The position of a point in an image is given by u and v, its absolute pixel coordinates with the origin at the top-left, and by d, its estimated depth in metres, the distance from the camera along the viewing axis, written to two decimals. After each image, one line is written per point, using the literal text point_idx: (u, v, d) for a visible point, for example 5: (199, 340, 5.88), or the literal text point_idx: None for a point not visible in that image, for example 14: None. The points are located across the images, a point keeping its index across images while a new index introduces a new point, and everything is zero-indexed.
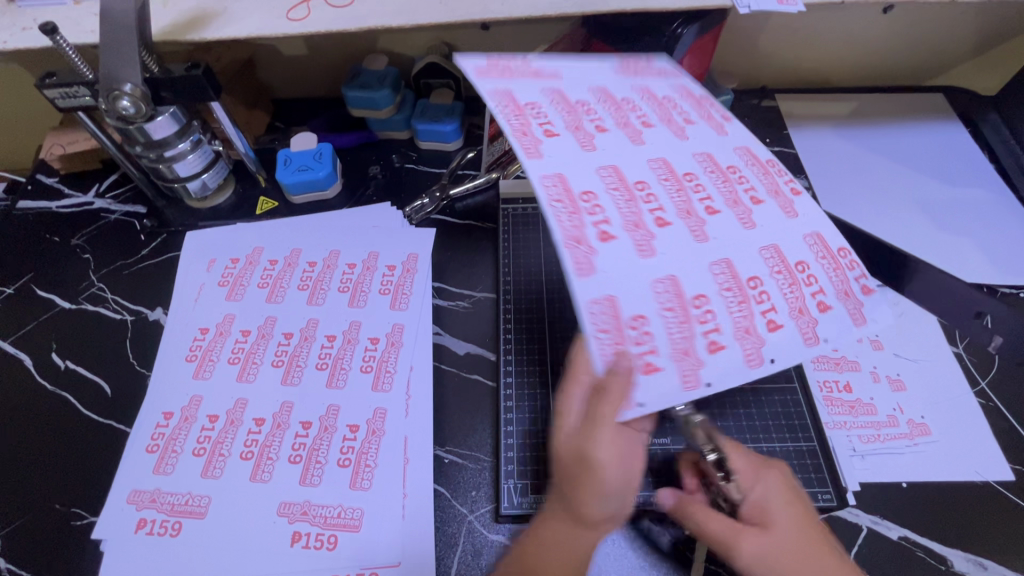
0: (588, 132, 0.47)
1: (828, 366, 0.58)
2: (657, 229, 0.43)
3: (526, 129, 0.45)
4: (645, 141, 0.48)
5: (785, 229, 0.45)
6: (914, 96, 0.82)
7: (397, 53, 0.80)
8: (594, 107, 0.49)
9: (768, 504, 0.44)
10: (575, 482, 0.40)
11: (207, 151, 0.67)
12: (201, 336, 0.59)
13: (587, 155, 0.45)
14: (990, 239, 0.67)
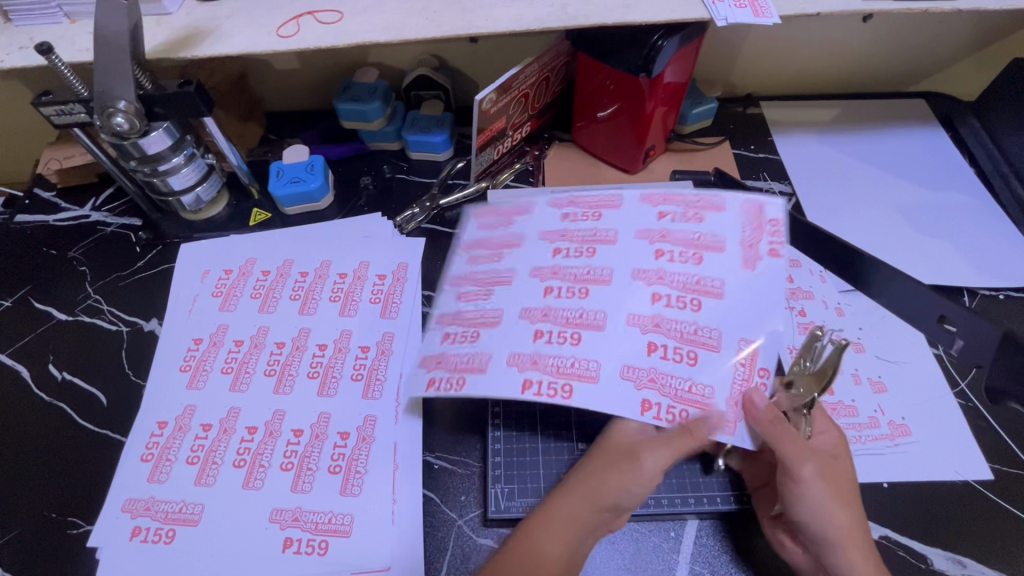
0: (547, 222, 0.57)
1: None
2: (540, 283, 0.53)
3: (511, 209, 0.59)
4: (591, 251, 0.54)
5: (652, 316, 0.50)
6: (895, 102, 0.84)
7: (387, 66, 0.82)
8: (595, 210, 0.57)
9: (838, 450, 0.49)
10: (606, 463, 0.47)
11: (201, 165, 0.69)
12: (195, 347, 0.60)
13: (537, 229, 0.57)
14: (969, 242, 0.68)
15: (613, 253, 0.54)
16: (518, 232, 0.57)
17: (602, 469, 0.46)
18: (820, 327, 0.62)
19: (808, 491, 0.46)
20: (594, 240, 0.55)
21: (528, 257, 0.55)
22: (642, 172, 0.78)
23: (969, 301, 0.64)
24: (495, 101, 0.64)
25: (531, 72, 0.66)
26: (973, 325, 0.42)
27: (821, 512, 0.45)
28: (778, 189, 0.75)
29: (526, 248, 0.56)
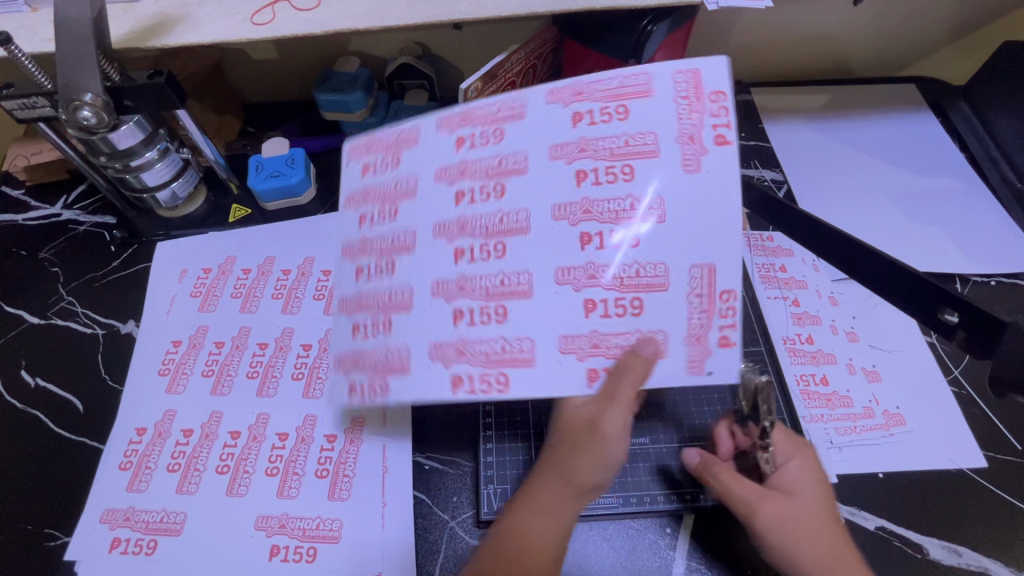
0: (556, 130, 0.45)
1: (805, 360, 0.58)
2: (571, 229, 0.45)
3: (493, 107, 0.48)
4: (630, 172, 0.44)
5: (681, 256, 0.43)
6: (885, 87, 0.83)
7: (369, 54, 0.79)
8: (618, 100, 0.45)
9: (801, 483, 0.45)
10: (567, 446, 0.43)
11: (176, 160, 0.66)
12: (174, 349, 0.58)
13: (547, 136, 0.45)
14: (961, 228, 0.68)
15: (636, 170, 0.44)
16: (498, 138, 0.47)
17: (567, 453, 0.43)
18: (814, 316, 0.61)
19: (771, 534, 0.43)
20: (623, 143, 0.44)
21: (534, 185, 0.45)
22: None
23: (961, 288, 0.64)
24: (481, 90, 0.62)
25: (517, 60, 0.65)
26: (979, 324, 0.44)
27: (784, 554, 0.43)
28: (769, 177, 0.74)
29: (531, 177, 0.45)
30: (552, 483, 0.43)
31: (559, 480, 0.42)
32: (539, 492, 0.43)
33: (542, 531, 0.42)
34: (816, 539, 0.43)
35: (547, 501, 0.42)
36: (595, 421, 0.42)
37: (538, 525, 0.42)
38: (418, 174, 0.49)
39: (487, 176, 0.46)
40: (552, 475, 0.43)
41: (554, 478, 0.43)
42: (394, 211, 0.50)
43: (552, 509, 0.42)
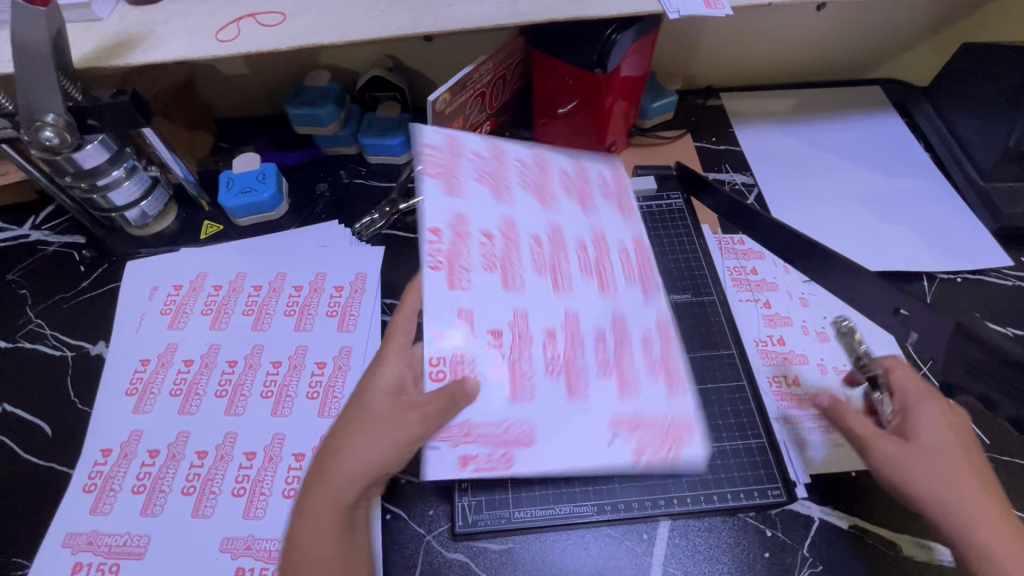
0: (579, 232, 0.54)
1: (776, 361, 0.59)
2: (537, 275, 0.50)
3: (593, 261, 0.52)
4: (584, 250, 0.53)
5: (587, 306, 0.50)
6: (852, 90, 0.84)
7: (341, 67, 0.79)
8: (618, 200, 0.57)
9: (925, 431, 0.43)
10: (337, 442, 0.42)
11: (144, 177, 0.65)
12: (141, 368, 0.57)
13: (590, 317, 0.50)
14: (928, 228, 0.69)
15: (579, 304, 0.50)
16: (547, 204, 0.54)
17: (338, 449, 0.42)
18: (785, 317, 0.62)
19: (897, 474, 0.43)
20: (605, 348, 0.48)
21: (552, 311, 0.49)
22: None
23: (928, 285, 0.65)
24: (450, 101, 0.63)
25: (485, 70, 0.66)
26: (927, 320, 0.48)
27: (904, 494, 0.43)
28: (740, 180, 0.75)
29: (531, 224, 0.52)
30: (314, 496, 0.41)
31: (329, 493, 0.41)
32: (307, 501, 0.41)
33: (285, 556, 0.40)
34: (950, 482, 0.41)
35: (331, 502, 0.41)
36: (374, 421, 0.43)
37: (313, 539, 0.40)
38: (501, 161, 0.55)
39: (522, 214, 0.53)
40: (313, 484, 0.41)
41: (349, 478, 0.41)
42: (449, 156, 0.52)
43: (350, 508, 0.41)
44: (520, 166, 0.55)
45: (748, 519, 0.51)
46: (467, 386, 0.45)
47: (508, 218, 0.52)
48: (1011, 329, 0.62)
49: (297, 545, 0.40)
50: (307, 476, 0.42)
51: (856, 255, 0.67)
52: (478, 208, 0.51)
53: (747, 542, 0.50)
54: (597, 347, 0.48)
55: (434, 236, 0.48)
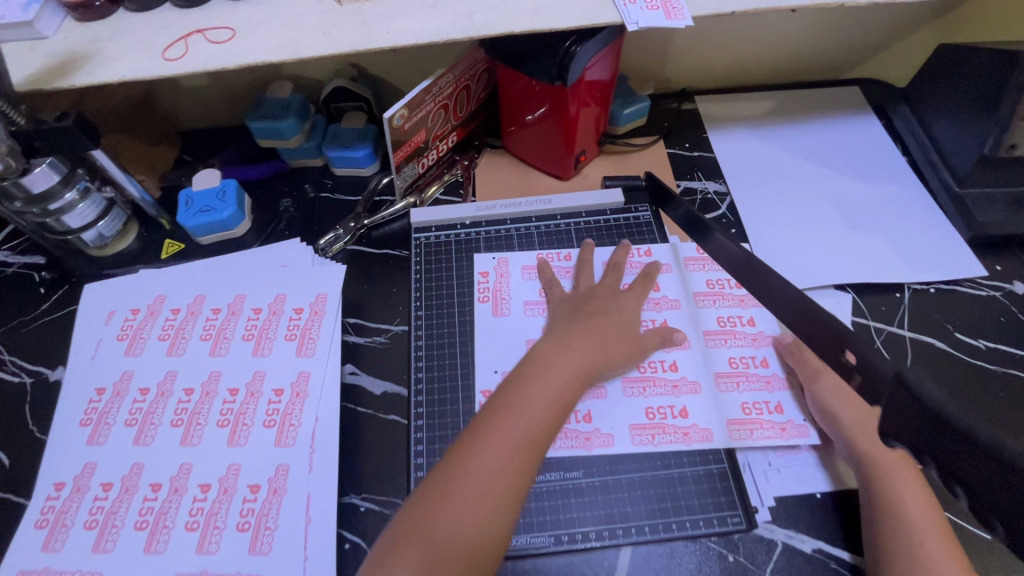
0: (697, 368, 0.57)
1: (757, 386, 0.56)
2: (643, 399, 0.54)
3: (683, 430, 0.53)
4: (675, 365, 0.57)
5: (631, 407, 0.54)
6: (830, 91, 0.82)
7: (304, 77, 0.77)
8: (760, 352, 0.58)
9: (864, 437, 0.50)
10: (522, 374, 0.48)
11: (100, 199, 0.64)
12: (96, 398, 0.56)
13: (623, 419, 0.53)
14: (902, 236, 0.67)
15: (607, 411, 0.53)
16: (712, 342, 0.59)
17: (524, 377, 0.48)
18: (769, 336, 0.59)
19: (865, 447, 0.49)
20: (563, 440, 0.52)
21: (610, 420, 0.53)
22: (575, 178, 0.75)
23: (900, 296, 0.64)
24: (408, 116, 0.62)
25: (445, 82, 0.64)
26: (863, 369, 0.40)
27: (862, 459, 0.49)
28: (712, 189, 0.73)
29: (695, 351, 0.58)
30: (503, 414, 0.46)
31: (507, 415, 0.45)
32: (492, 418, 0.46)
33: (463, 455, 0.44)
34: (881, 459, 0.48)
35: (520, 420, 0.45)
36: (564, 359, 0.49)
37: (488, 446, 0.44)
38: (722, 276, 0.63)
39: (682, 323, 0.60)
40: (505, 401, 0.46)
41: (493, 459, 0.43)
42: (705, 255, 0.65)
43: (529, 433, 0.45)
44: (730, 295, 0.62)
45: (712, 543, 0.50)
46: (620, 360, 0.52)
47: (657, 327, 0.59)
48: (984, 342, 0.60)
49: (469, 454, 0.44)
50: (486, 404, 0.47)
51: (827, 266, 0.65)
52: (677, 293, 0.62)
53: (709, 567, 0.49)
54: (575, 417, 0.53)
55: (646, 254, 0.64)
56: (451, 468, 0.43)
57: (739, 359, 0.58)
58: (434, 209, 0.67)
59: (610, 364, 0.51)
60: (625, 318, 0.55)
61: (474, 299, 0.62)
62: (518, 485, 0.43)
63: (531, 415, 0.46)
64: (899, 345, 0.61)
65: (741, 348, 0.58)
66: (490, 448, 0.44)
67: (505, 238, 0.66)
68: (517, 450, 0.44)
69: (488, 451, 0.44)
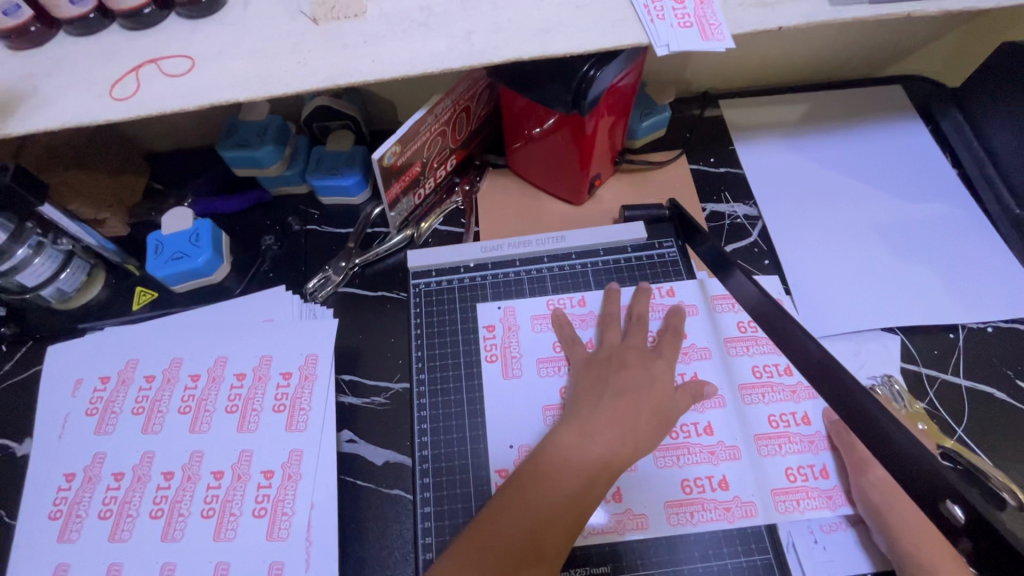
0: (734, 431, 0.49)
1: (801, 447, 0.49)
2: (677, 473, 0.48)
3: (724, 505, 0.46)
4: (710, 429, 0.50)
5: (665, 482, 0.47)
6: (868, 91, 0.74)
7: (281, 94, 0.69)
8: (801, 409, 0.51)
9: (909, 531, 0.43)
10: (535, 467, 0.43)
11: (56, 252, 0.57)
12: (66, 485, 0.50)
13: (657, 496, 0.47)
14: (954, 266, 0.61)
15: (639, 488, 0.47)
16: (747, 398, 0.51)
17: (537, 473, 0.43)
18: (810, 387, 0.52)
19: (917, 551, 0.42)
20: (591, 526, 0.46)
21: (643, 498, 0.47)
22: (588, 202, 0.68)
23: (954, 337, 0.57)
24: (401, 152, 0.54)
25: (443, 105, 0.56)
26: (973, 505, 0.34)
27: (911, 562, 0.42)
28: (741, 212, 0.66)
29: (730, 409, 0.50)
30: (506, 516, 0.41)
31: (511, 518, 0.41)
32: (492, 519, 0.41)
33: (455, 559, 0.40)
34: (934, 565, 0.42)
35: (520, 526, 0.41)
36: (584, 452, 0.43)
37: (483, 551, 0.40)
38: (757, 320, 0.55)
39: (714, 376, 0.52)
40: (512, 499, 0.42)
41: (542, 498, 0.42)
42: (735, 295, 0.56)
43: (583, 482, 0.42)
44: (766, 339, 0.54)
45: None
46: (654, 441, 0.46)
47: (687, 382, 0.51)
48: None
49: (528, 488, 0.42)
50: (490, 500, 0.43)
51: (873, 304, 0.59)
52: (706, 340, 0.54)
53: None
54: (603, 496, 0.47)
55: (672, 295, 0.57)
56: (439, 571, 0.40)
57: (780, 417, 0.50)
58: (431, 249, 0.60)
59: (637, 456, 0.45)
60: (658, 392, 0.48)
61: (479, 358, 0.55)
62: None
63: (586, 465, 0.43)
64: (954, 396, 0.55)
65: (780, 405, 0.51)
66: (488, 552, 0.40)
67: (514, 282, 0.58)
68: (514, 560, 0.40)
69: (538, 496, 0.42)
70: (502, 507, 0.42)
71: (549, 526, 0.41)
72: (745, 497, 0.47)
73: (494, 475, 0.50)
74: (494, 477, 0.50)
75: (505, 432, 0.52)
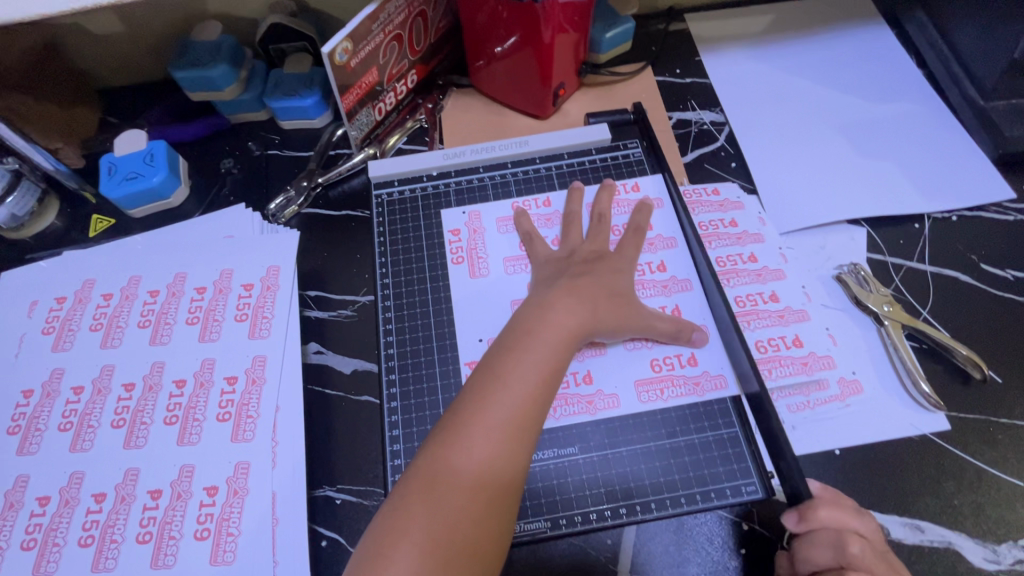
0: (701, 309, 0.51)
1: (769, 322, 0.51)
2: (645, 354, 0.48)
3: (694, 380, 0.47)
4: (678, 310, 0.51)
5: (631, 362, 0.48)
6: (835, 1, 0.73)
7: (234, 16, 0.67)
8: (768, 288, 0.53)
9: None
10: (506, 344, 0.42)
11: (2, 172, 0.56)
12: (24, 402, 0.49)
13: (626, 376, 0.47)
14: (920, 161, 0.60)
15: (607, 370, 0.48)
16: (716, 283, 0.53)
17: (506, 349, 0.42)
18: (775, 270, 0.54)
19: None
20: (562, 408, 0.46)
21: (613, 378, 0.47)
22: (554, 116, 0.66)
23: (920, 227, 0.57)
24: (353, 52, 0.53)
25: (394, 7, 0.55)
26: None
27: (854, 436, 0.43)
28: (708, 119, 0.65)
29: (697, 290, 0.51)
30: (489, 393, 0.39)
31: (492, 392, 0.39)
32: (473, 399, 0.39)
33: (442, 445, 0.37)
34: None
35: (506, 398, 0.39)
36: (549, 325, 0.43)
37: (471, 432, 0.38)
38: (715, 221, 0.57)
39: (680, 262, 0.53)
40: (487, 378, 0.40)
41: (517, 367, 0.40)
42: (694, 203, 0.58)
43: (553, 354, 0.42)
44: (727, 236, 0.56)
45: (723, 512, 0.44)
46: (612, 323, 0.46)
47: (655, 269, 0.53)
48: (1012, 272, 0.55)
49: (502, 360, 0.41)
50: (463, 387, 0.41)
51: (840, 198, 0.58)
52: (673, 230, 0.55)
53: (721, 539, 0.44)
54: (574, 379, 0.47)
55: (636, 192, 0.57)
56: (430, 460, 0.37)
57: (747, 297, 0.52)
58: (393, 160, 0.59)
59: (596, 332, 0.46)
60: (615, 282, 0.49)
61: (446, 261, 0.55)
62: (511, 479, 0.37)
63: (553, 338, 0.43)
64: (920, 279, 0.55)
65: (748, 286, 0.53)
66: (480, 426, 0.38)
67: (478, 188, 0.58)
68: (505, 432, 0.38)
69: (511, 366, 0.41)
70: (482, 382, 0.40)
71: (526, 394, 0.39)
72: (713, 364, 0.48)
73: (463, 369, 0.50)
74: (463, 370, 0.50)
75: (474, 331, 0.51)
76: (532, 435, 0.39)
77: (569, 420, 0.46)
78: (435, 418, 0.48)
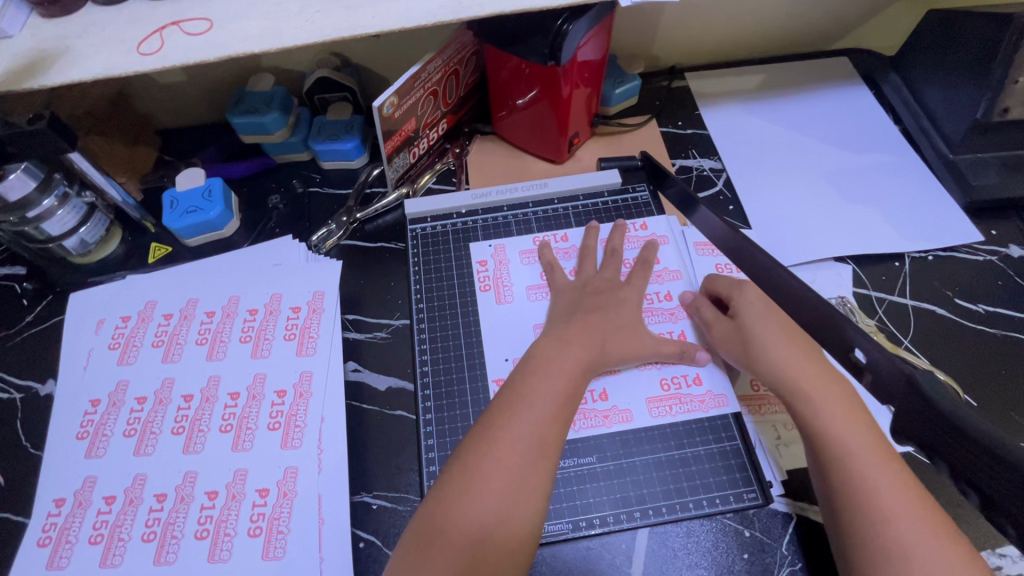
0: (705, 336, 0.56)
1: None
2: (655, 374, 0.54)
3: (699, 398, 0.53)
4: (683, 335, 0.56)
5: (643, 382, 0.53)
6: (819, 63, 0.82)
7: (284, 69, 0.75)
8: None
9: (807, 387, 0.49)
10: (526, 370, 0.49)
11: (79, 204, 0.62)
12: (92, 410, 0.54)
13: (638, 394, 0.53)
14: (898, 206, 0.67)
15: (620, 388, 0.53)
16: None
17: (528, 374, 0.49)
18: None
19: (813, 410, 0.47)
20: (581, 421, 0.51)
21: (627, 395, 0.53)
22: (568, 162, 0.74)
23: (900, 265, 0.64)
24: (398, 105, 0.61)
25: (434, 67, 0.63)
26: (880, 371, 0.41)
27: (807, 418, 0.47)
28: (708, 165, 0.73)
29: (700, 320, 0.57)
30: (515, 411, 0.46)
31: (519, 410, 0.46)
32: (500, 416, 0.46)
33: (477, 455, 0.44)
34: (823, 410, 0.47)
35: (530, 416, 0.45)
36: (565, 353, 0.50)
37: (502, 444, 0.44)
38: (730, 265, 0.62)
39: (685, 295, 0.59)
40: (512, 398, 0.47)
41: (537, 389, 0.47)
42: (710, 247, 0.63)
43: (569, 378, 0.48)
44: None
45: (728, 520, 0.49)
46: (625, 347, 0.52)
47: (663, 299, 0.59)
48: (983, 307, 0.61)
49: (526, 383, 0.48)
50: (490, 406, 0.47)
51: (827, 238, 0.65)
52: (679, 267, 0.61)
53: (726, 545, 0.48)
54: (591, 396, 0.53)
55: (645, 231, 0.64)
56: (467, 469, 0.43)
57: None
58: (426, 198, 0.66)
59: (611, 354, 0.52)
60: (625, 310, 0.55)
61: (474, 289, 0.61)
62: (538, 483, 0.43)
63: (569, 364, 0.49)
64: (902, 312, 0.61)
65: None
66: (510, 438, 0.44)
67: (502, 225, 0.65)
68: (531, 444, 0.44)
69: (534, 388, 0.47)
70: (508, 403, 0.46)
71: (547, 412, 0.46)
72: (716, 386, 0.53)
73: (491, 386, 0.55)
74: (491, 387, 0.55)
75: (500, 351, 0.57)
76: (556, 449, 0.45)
77: (587, 433, 0.51)
78: (465, 430, 0.53)
